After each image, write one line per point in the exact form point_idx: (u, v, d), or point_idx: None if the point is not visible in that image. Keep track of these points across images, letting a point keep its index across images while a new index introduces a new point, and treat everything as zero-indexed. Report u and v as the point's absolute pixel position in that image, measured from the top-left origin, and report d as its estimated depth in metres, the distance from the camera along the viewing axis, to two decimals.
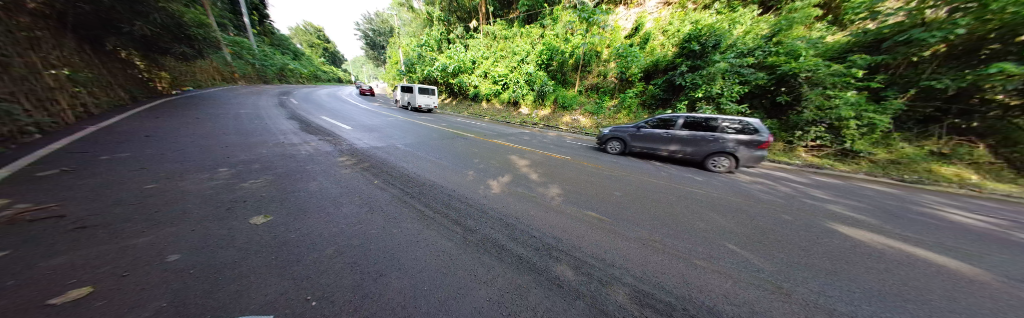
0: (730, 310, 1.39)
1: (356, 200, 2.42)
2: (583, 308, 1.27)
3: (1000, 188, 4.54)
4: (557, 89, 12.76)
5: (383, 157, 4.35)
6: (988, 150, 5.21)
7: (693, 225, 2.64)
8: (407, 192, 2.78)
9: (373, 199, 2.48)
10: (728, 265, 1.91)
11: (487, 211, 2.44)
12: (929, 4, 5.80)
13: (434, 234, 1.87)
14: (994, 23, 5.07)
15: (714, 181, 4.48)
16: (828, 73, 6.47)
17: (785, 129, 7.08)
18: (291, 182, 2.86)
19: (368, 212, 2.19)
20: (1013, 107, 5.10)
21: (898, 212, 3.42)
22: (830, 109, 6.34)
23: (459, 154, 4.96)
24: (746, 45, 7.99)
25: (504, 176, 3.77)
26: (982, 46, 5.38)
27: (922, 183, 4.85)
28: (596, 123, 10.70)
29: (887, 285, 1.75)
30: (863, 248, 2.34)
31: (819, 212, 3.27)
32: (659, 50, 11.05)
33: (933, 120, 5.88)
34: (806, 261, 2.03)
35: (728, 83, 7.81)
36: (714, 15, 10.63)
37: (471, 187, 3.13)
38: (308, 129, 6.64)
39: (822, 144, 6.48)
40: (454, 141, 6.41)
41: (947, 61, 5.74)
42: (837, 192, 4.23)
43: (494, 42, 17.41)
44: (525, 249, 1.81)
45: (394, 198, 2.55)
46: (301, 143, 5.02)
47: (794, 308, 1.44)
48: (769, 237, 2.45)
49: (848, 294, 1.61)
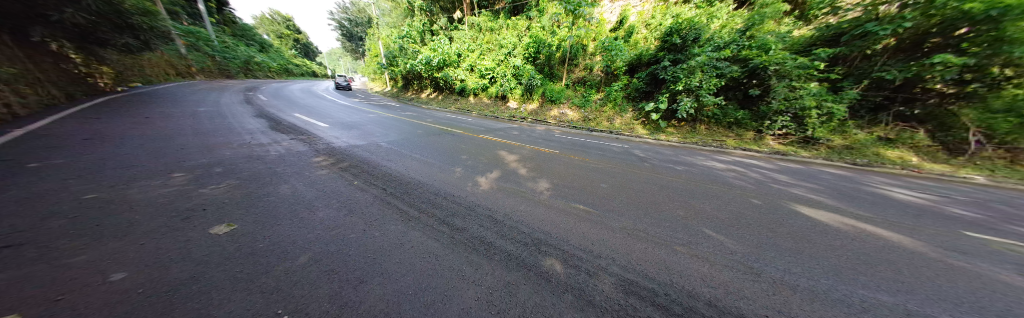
0: (707, 291, 1.48)
1: (333, 203, 2.29)
2: (573, 301, 1.28)
3: (935, 168, 5.16)
4: (544, 83, 12.71)
5: (364, 156, 4.14)
6: (926, 134, 5.87)
7: (673, 213, 2.76)
8: (390, 192, 2.66)
9: (355, 201, 2.37)
10: (706, 249, 2.01)
11: (476, 209, 2.40)
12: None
13: (420, 235, 1.81)
14: (937, 19, 5.61)
15: (693, 170, 4.70)
16: (794, 66, 6.92)
17: (755, 119, 7.55)
18: (259, 186, 2.65)
19: (348, 215, 2.07)
20: (948, 95, 5.74)
21: (851, 192, 3.79)
22: (795, 99, 6.84)
23: (446, 151, 4.83)
24: (721, 39, 8.31)
25: (493, 172, 3.73)
26: (925, 40, 5.93)
27: (871, 166, 5.38)
28: (584, 117, 10.81)
29: (843, 260, 1.93)
30: (822, 227, 2.57)
31: (785, 195, 3.53)
32: (642, 44, 11.27)
33: (882, 108, 6.52)
34: (773, 242, 2.20)
35: (706, 76, 8.10)
36: (693, 9, 10.99)
37: (457, 184, 3.06)
38: (278, 127, 6.19)
39: (787, 132, 7.00)
40: (439, 137, 6.27)
41: (897, 53, 6.31)
42: (799, 176, 4.62)
43: (480, 34, 17.03)
44: (514, 246, 1.80)
45: (376, 199, 2.45)
46: (271, 143, 4.65)
47: (763, 286, 1.56)
48: (741, 221, 2.62)
49: (810, 270, 1.76)
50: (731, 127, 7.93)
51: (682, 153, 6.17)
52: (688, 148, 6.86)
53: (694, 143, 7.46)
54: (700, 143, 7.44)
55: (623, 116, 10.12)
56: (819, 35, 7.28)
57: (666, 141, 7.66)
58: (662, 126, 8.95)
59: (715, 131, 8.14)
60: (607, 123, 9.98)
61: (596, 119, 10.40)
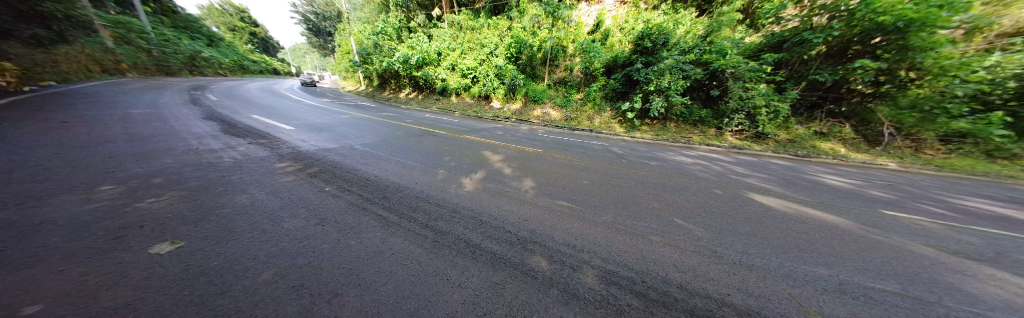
0: (678, 276, 1.62)
1: (302, 213, 2.12)
2: (558, 296, 1.32)
3: (858, 157, 6.12)
4: (527, 82, 12.82)
5: (337, 159, 3.87)
6: (852, 128, 7.03)
7: (648, 205, 2.95)
8: (366, 197, 2.52)
9: (327, 209, 2.21)
10: (677, 237, 2.18)
11: (460, 211, 2.36)
12: (816, 12, 7.27)
13: (401, 241, 1.74)
14: (857, 29, 6.61)
15: (666, 165, 5.03)
16: (747, 70, 7.73)
17: (716, 117, 8.30)
18: (212, 197, 2.37)
19: (319, 224, 1.93)
20: (868, 95, 6.85)
21: (794, 180, 4.33)
22: (749, 99, 7.66)
23: (427, 153, 4.68)
24: (687, 44, 8.99)
25: (477, 173, 3.69)
26: (849, 47, 6.94)
27: (810, 157, 6.18)
28: (566, 116, 11.10)
29: (788, 240, 2.21)
30: (772, 212, 2.91)
31: (742, 185, 3.94)
32: (617, 47, 11.81)
33: (817, 106, 7.60)
34: (733, 227, 2.45)
35: (674, 77, 8.71)
36: (662, 15, 11.78)
37: (441, 187, 2.99)
38: (232, 131, 5.55)
39: (743, 128, 7.83)
40: (419, 138, 6.06)
41: (828, 59, 7.30)
42: (753, 167, 5.17)
43: (460, 33, 16.72)
44: (500, 246, 1.80)
45: (352, 206, 2.30)
46: (225, 148, 4.17)
47: (724, 268, 1.75)
48: (707, 210, 2.87)
49: (762, 251, 2.00)
50: (696, 125, 8.63)
51: (655, 150, 6.60)
52: (660, 145, 7.34)
53: (666, 139, 8.00)
54: (671, 139, 8.00)
55: (602, 115, 10.56)
56: (766, 42, 8.18)
57: (641, 139, 8.13)
58: (637, 124, 9.47)
59: (683, 128, 8.79)
60: (588, 122, 10.35)
61: (578, 119, 10.73)
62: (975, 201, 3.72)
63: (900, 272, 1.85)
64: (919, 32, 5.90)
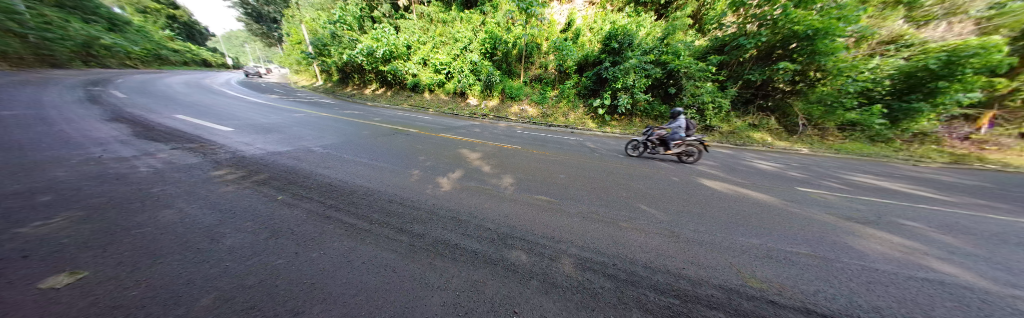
0: (644, 257, 1.80)
1: (249, 227, 1.83)
2: (538, 286, 1.37)
3: (779, 144, 7.56)
4: (503, 79, 12.76)
5: (292, 164, 3.47)
6: (778, 120, 8.52)
7: (618, 194, 3.19)
8: (328, 205, 2.29)
9: (282, 221, 1.95)
10: (643, 222, 2.40)
11: (437, 212, 2.28)
12: (749, 20, 8.33)
13: (372, 248, 1.63)
14: (778, 36, 7.81)
15: (634, 157, 5.45)
16: (697, 69, 8.66)
17: (673, 112, 9.24)
18: (126, 215, 1.95)
19: (273, 238, 1.68)
20: (788, 92, 8.37)
21: (734, 166, 5.04)
22: (699, 95, 8.65)
23: (399, 153, 4.43)
24: (647, 45, 9.71)
25: (454, 172, 3.61)
26: (773, 52, 8.18)
27: (746, 145, 7.27)
28: (543, 113, 11.33)
29: (729, 218, 2.58)
30: (718, 194, 3.36)
31: (695, 172, 4.46)
32: (588, 46, 12.30)
33: (750, 101, 8.89)
34: (688, 209, 2.78)
35: (638, 76, 9.40)
36: (626, 17, 12.56)
37: (416, 188, 2.87)
38: (148, 134, 4.60)
39: (694, 122, 8.85)
40: (389, 137, 5.68)
41: (758, 61, 8.51)
42: (703, 156, 5.88)
43: (431, 26, 15.92)
44: (480, 244, 1.80)
45: (311, 216, 2.06)
46: (140, 156, 3.45)
47: (680, 246, 1.99)
48: (667, 196, 3.20)
49: (709, 229, 2.31)
50: (657, 119, 9.50)
51: (623, 143, 7.10)
52: (627, 138, 7.93)
53: (633, 133, 8.66)
54: (637, 133, 8.68)
55: (576, 112, 11.01)
56: (710, 45, 9.25)
57: (611, 133, 8.68)
58: (608, 120, 10.08)
59: (646, 123, 9.59)
60: (563, 119, 10.72)
61: (553, 115, 11.04)
62: (860, 177, 4.73)
63: (811, 237, 2.28)
64: (823, 38, 7.17)
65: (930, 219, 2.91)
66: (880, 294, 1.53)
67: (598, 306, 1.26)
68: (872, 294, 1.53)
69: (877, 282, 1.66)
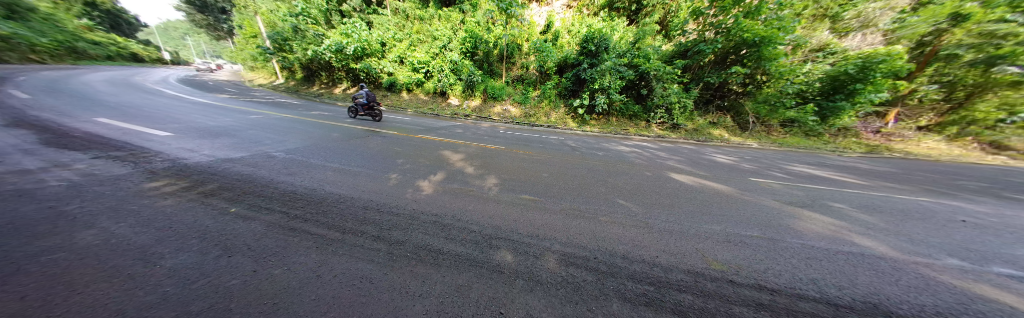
0: (623, 248, 1.89)
1: (194, 244, 1.59)
2: (523, 285, 1.38)
3: (735, 140, 8.47)
4: (485, 79, 12.63)
5: (249, 171, 3.12)
6: (733, 118, 9.49)
7: (598, 190, 3.32)
8: (293, 216, 2.07)
9: (236, 236, 1.71)
10: (621, 216, 2.53)
11: (418, 216, 2.19)
12: (707, 28, 9.17)
13: (346, 258, 1.51)
14: (732, 43, 8.69)
15: (612, 155, 5.70)
16: (664, 72, 9.33)
17: (645, 111, 9.87)
18: (29, 239, 1.60)
19: (225, 255, 1.47)
20: (740, 93, 9.34)
21: (699, 160, 5.51)
22: (667, 96, 9.32)
23: (375, 156, 4.19)
24: (621, 48, 10.23)
25: (436, 174, 3.50)
26: (728, 57, 9.05)
27: (708, 141, 8.04)
28: (525, 113, 11.42)
29: (695, 208, 2.82)
30: (687, 186, 3.64)
31: (666, 167, 4.80)
32: (567, 48, 12.60)
33: (710, 102, 9.79)
34: (662, 202, 2.98)
35: (613, 77, 9.87)
36: (602, 21, 13.12)
37: (395, 192, 2.75)
38: (58, 142, 3.84)
39: (663, 121, 9.55)
40: (363, 140, 5.35)
41: (716, 65, 9.35)
42: (673, 152, 6.35)
43: (407, 23, 15.27)
44: (464, 247, 1.76)
45: (272, 228, 1.84)
46: (48, 168, 2.87)
47: (654, 236, 2.13)
48: (642, 190, 3.40)
49: (680, 219, 2.50)
50: (632, 119, 10.07)
51: (602, 141, 7.42)
52: (605, 137, 8.30)
53: (610, 132, 9.08)
54: (613, 132, 9.12)
55: (557, 112, 11.24)
56: (674, 50, 9.99)
57: (590, 132, 9.02)
58: (586, 119, 10.44)
59: (622, 121, 10.11)
60: (545, 119, 10.90)
61: (536, 115, 11.18)
62: (800, 167, 5.43)
63: (764, 222, 2.57)
64: (767, 45, 8.14)
65: (852, 200, 3.45)
66: (815, 268, 1.79)
67: (582, 299, 1.30)
68: (809, 268, 1.79)
69: (813, 258, 1.94)
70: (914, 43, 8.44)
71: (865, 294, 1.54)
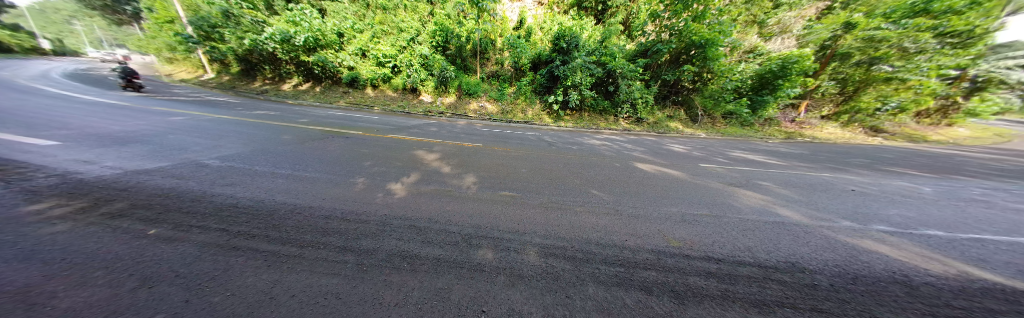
0: (598, 236, 2.01)
1: (86, 277, 1.23)
2: (505, 281, 1.39)
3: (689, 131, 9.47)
4: (458, 75, 12.25)
5: (175, 184, 2.60)
6: (686, 112, 10.62)
7: (574, 183, 3.46)
8: (233, 231, 1.75)
9: (153, 261, 1.38)
10: (595, 206, 2.67)
11: (390, 222, 2.04)
12: (664, 29, 10.01)
13: (306, 273, 1.34)
14: (683, 44, 9.64)
15: (586, 149, 5.96)
16: (629, 70, 10.02)
17: (613, 106, 10.51)
18: None
19: (136, 285, 1.17)
20: (691, 89, 10.45)
21: (661, 150, 6.06)
22: (631, 92, 10.04)
23: (338, 159, 3.81)
24: (590, 46, 10.67)
25: (409, 176, 3.31)
26: (680, 57, 10.02)
27: (666, 133, 8.89)
28: (501, 110, 11.34)
29: (659, 194, 3.10)
30: (651, 174, 3.99)
31: (633, 158, 5.19)
32: (540, 45, 12.75)
33: (667, 97, 10.77)
34: (630, 190, 3.22)
35: (584, 74, 10.29)
36: (572, 19, 13.55)
37: (363, 197, 2.54)
38: None
39: (628, 115, 10.31)
40: (322, 142, 4.81)
41: (672, 63, 10.27)
42: (638, 143, 6.88)
43: (368, 13, 14.05)
44: (443, 249, 1.69)
45: (204, 249, 1.52)
46: None
47: (625, 222, 2.29)
48: (613, 180, 3.63)
49: (647, 205, 2.72)
50: (601, 114, 10.65)
51: (576, 136, 7.74)
52: (578, 131, 8.67)
53: (583, 127, 9.51)
54: (586, 126, 9.55)
55: (533, 108, 11.35)
56: (636, 48, 10.74)
57: (564, 127, 9.34)
58: (561, 115, 10.72)
59: (594, 116, 10.61)
60: (522, 115, 10.94)
61: (513, 111, 11.17)
62: (739, 153, 6.31)
63: (714, 202, 2.93)
64: (711, 47, 9.17)
65: (777, 179, 4.12)
66: (752, 238, 2.11)
67: (562, 288, 1.35)
68: (748, 239, 2.10)
69: (751, 230, 2.27)
70: (819, 47, 10.18)
71: (787, 255, 1.86)
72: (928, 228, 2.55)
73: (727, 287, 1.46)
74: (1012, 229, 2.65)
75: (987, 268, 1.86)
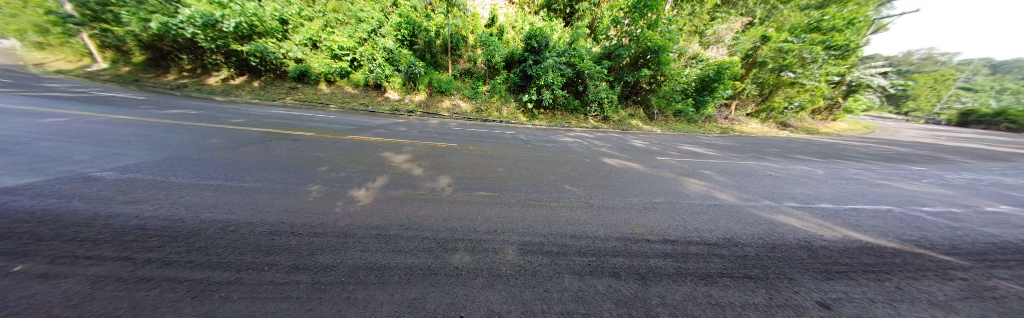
0: (571, 229, 2.08)
1: None
2: (483, 283, 1.36)
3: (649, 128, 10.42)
4: (428, 71, 11.69)
5: (50, 203, 1.99)
6: (645, 111, 11.65)
7: (548, 179, 3.55)
8: (136, 257, 1.37)
9: (3, 305, 1.01)
10: (568, 201, 2.77)
11: (354, 231, 1.85)
12: (625, 34, 10.81)
13: (247, 298, 1.12)
14: (641, 49, 10.54)
15: (559, 146, 6.17)
16: (595, 71, 10.63)
17: (583, 105, 11.05)
18: None
19: None
20: (649, 90, 11.49)
21: (625, 146, 6.56)
22: (598, 92, 10.68)
23: (288, 165, 3.33)
24: (560, 47, 11.05)
25: (375, 180, 3.05)
26: (639, 61, 10.93)
27: (630, 130, 9.68)
28: (476, 108, 11.05)
29: (626, 187, 3.33)
30: (616, 168, 4.29)
31: (602, 153, 5.53)
32: (512, 43, 12.78)
33: (629, 97, 11.67)
34: (600, 184, 3.41)
35: (555, 74, 10.61)
36: (542, 20, 13.87)
37: (321, 207, 2.26)
38: None
39: (596, 113, 10.97)
40: (267, 146, 4.16)
41: (632, 66, 11.13)
42: (606, 140, 7.33)
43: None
44: (416, 257, 1.59)
45: (86, 282, 1.15)
46: None
47: (595, 214, 2.42)
48: (585, 175, 3.80)
49: (614, 198, 2.91)
50: (573, 112, 11.11)
51: (550, 134, 7.96)
52: (553, 130, 8.92)
53: (557, 125, 9.81)
54: (559, 125, 9.88)
55: (508, 106, 11.33)
56: (602, 50, 11.40)
57: (539, 126, 9.52)
58: (536, 113, 10.90)
59: (566, 115, 11.01)
60: (497, 114, 10.83)
61: (488, 110, 11.00)
62: (689, 146, 7.16)
63: (670, 191, 3.27)
64: (664, 52, 10.22)
65: (719, 168, 4.76)
66: (701, 220, 2.39)
67: (540, 282, 1.38)
68: (697, 221, 2.38)
69: (700, 213, 2.59)
70: (744, 55, 12.06)
71: (727, 233, 2.16)
72: (824, 202, 3.20)
73: (681, 264, 1.65)
74: (875, 199, 3.48)
75: (860, 231, 2.40)
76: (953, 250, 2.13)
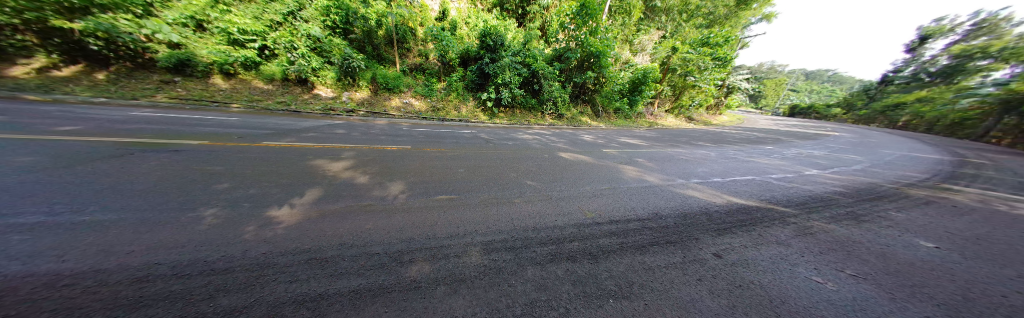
0: (531, 223, 2.17)
1: None
2: (445, 291, 1.30)
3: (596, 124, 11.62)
4: (369, 66, 10.41)
5: None
6: (592, 109, 12.92)
7: (508, 176, 3.63)
8: None
9: None
10: (527, 195, 2.87)
11: (279, 260, 1.53)
12: (571, 38, 11.70)
13: None
14: (586, 53, 11.54)
15: (519, 143, 6.33)
16: (549, 72, 11.22)
17: (539, 103, 11.54)
18: None
19: None
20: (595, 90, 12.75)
21: (575, 140, 7.18)
22: (552, 90, 11.29)
23: (167, 186, 2.49)
24: (515, 47, 11.20)
25: (305, 195, 2.57)
26: (585, 63, 11.98)
27: (581, 126, 10.60)
28: (431, 107, 10.37)
29: (576, 178, 3.66)
30: (568, 161, 4.68)
31: (556, 148, 5.92)
32: (466, 40, 12.40)
33: (579, 95, 12.74)
34: (555, 177, 3.67)
35: (512, 73, 10.76)
36: (495, 18, 13.90)
37: (226, 235, 1.78)
38: None
39: (552, 111, 11.62)
40: (129, 162, 3.02)
41: (579, 68, 12.12)
42: (560, 136, 7.87)
43: None
44: (364, 277, 1.42)
45: None
46: None
47: (554, 205, 2.58)
48: (541, 170, 4.00)
49: (568, 189, 3.13)
50: (530, 111, 11.53)
51: (511, 132, 8.09)
52: (514, 128, 9.04)
53: (518, 123, 9.98)
54: (519, 123, 10.12)
55: (466, 105, 10.95)
56: (553, 51, 12.04)
57: (500, 124, 9.54)
58: (495, 112, 10.88)
59: (526, 114, 11.31)
60: (455, 112, 10.37)
61: (444, 109, 10.44)
62: (625, 138, 8.31)
63: (609, 177, 3.75)
64: (603, 57, 11.47)
65: (647, 155, 5.66)
66: (636, 201, 2.82)
67: (504, 279, 1.40)
68: (632, 201, 2.80)
69: (632, 194, 3.04)
70: (661, 62, 14.62)
71: (655, 209, 2.60)
72: (715, 177, 4.16)
73: (622, 240, 1.90)
74: (747, 172, 4.69)
75: (738, 196, 3.21)
76: (790, 204, 3.06)
